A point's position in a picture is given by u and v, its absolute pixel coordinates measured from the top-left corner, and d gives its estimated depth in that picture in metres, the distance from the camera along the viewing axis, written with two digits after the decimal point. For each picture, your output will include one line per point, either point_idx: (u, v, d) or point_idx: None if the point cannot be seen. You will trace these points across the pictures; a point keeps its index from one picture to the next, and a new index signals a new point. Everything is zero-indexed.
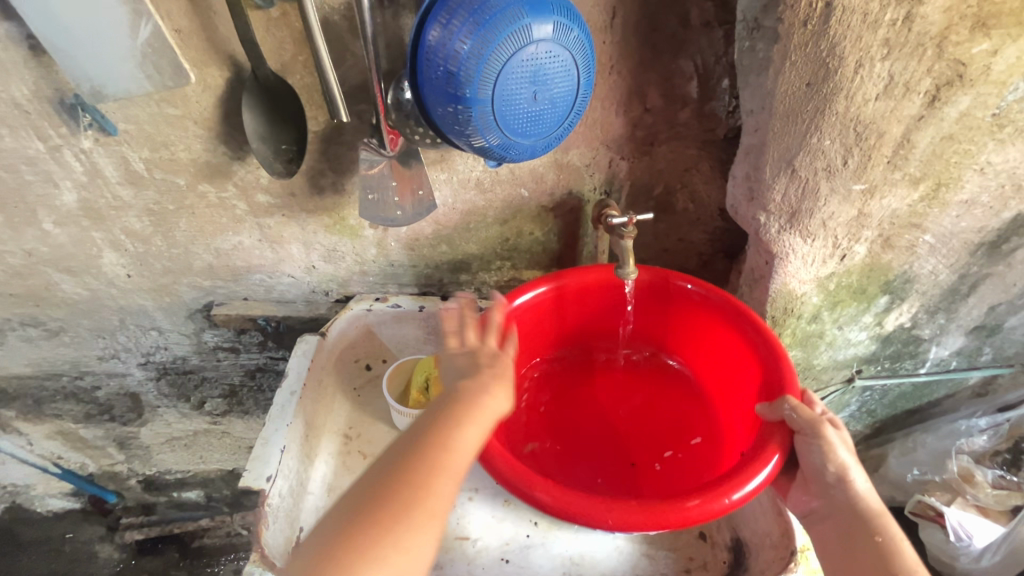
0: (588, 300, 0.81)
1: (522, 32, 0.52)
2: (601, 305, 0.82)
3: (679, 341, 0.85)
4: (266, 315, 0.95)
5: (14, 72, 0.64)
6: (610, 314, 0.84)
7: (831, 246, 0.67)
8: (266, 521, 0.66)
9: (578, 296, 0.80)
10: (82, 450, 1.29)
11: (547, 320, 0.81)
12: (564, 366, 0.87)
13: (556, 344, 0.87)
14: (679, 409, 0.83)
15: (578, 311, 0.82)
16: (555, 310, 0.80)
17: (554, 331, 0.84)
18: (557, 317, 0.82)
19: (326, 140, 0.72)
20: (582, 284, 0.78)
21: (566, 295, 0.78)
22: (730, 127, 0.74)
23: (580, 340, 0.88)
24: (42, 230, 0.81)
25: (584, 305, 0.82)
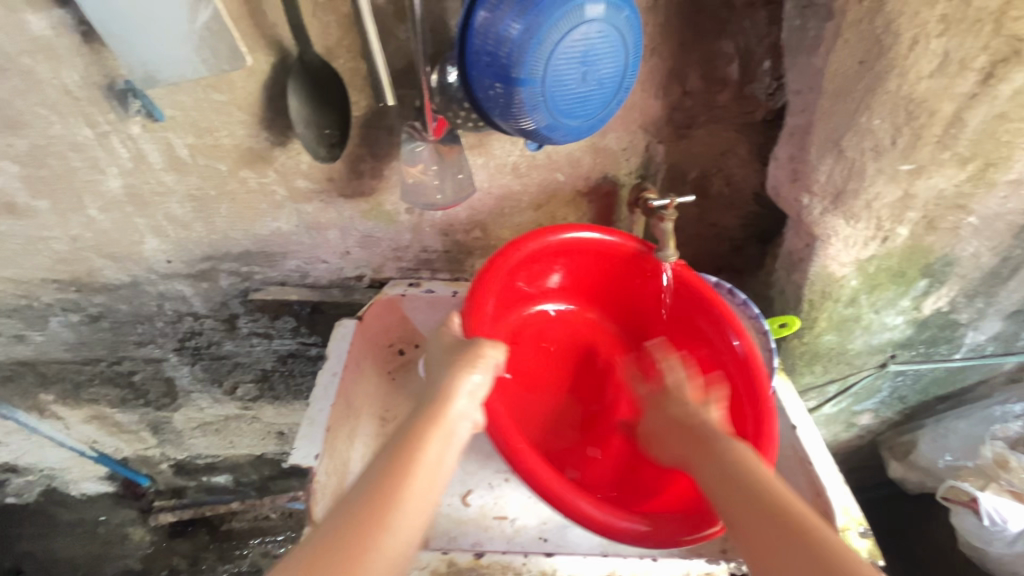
0: (611, 261, 0.81)
1: (574, 12, 0.52)
2: (623, 272, 0.82)
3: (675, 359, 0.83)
4: (301, 300, 0.96)
5: (66, 59, 0.65)
6: (627, 284, 0.84)
7: (873, 227, 0.67)
8: (315, 498, 0.68)
9: (607, 254, 0.80)
10: (116, 433, 1.32)
11: (568, 262, 0.82)
12: (567, 321, 0.87)
13: (568, 292, 0.87)
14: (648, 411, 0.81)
15: (600, 266, 0.83)
16: (582, 258, 0.81)
17: (572, 278, 0.84)
18: (585, 270, 0.83)
19: (367, 125, 0.73)
20: (607, 244, 0.79)
21: (591, 248, 0.79)
22: (769, 109, 0.74)
23: (593, 301, 0.87)
24: (87, 216, 0.83)
25: (607, 264, 0.82)
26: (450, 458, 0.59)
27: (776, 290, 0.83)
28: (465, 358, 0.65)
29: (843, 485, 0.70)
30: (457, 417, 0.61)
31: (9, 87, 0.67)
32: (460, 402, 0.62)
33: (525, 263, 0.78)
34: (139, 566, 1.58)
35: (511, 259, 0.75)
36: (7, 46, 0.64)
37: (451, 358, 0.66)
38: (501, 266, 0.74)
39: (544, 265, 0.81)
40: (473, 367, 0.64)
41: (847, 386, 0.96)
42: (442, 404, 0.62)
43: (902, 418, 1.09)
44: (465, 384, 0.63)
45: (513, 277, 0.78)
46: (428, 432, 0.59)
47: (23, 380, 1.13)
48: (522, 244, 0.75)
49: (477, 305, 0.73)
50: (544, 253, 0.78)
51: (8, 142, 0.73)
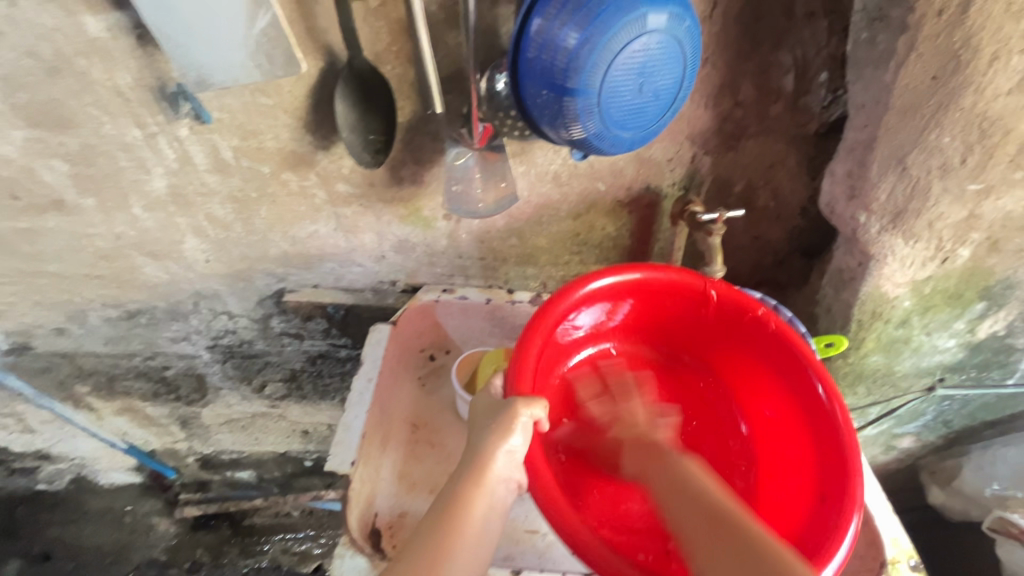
0: (672, 300, 0.77)
1: (636, 22, 0.51)
2: (686, 309, 0.78)
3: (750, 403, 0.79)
4: (334, 303, 0.96)
5: (120, 60, 0.66)
6: (691, 322, 0.80)
7: (933, 247, 0.67)
8: (350, 505, 0.69)
9: (666, 291, 0.77)
10: (147, 426, 1.34)
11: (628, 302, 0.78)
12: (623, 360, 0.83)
13: (629, 333, 0.83)
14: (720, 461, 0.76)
15: (663, 305, 0.79)
16: (640, 296, 0.78)
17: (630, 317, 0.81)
18: (646, 307, 0.79)
19: (411, 131, 0.72)
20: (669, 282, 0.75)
21: (655, 288, 0.76)
22: (822, 122, 0.72)
23: (655, 338, 0.84)
24: (131, 215, 0.84)
25: (669, 303, 0.78)
26: (492, 522, 0.62)
27: (821, 308, 0.81)
28: (502, 421, 0.63)
29: (893, 514, 0.67)
30: (498, 482, 0.62)
31: (65, 87, 0.69)
32: (499, 466, 0.62)
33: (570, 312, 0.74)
34: (164, 558, 1.53)
35: (556, 310, 0.71)
36: (65, 47, 0.65)
37: (489, 419, 0.65)
38: (545, 322, 0.70)
39: (603, 304, 0.77)
40: (510, 432, 0.62)
41: (891, 409, 0.93)
42: (480, 469, 0.62)
43: (945, 443, 1.06)
44: (504, 447, 0.62)
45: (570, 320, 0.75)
46: (469, 499, 0.60)
47: (61, 371, 1.16)
48: (568, 295, 0.72)
49: (526, 347, 0.69)
50: (604, 294, 0.75)
51: (60, 140, 0.74)
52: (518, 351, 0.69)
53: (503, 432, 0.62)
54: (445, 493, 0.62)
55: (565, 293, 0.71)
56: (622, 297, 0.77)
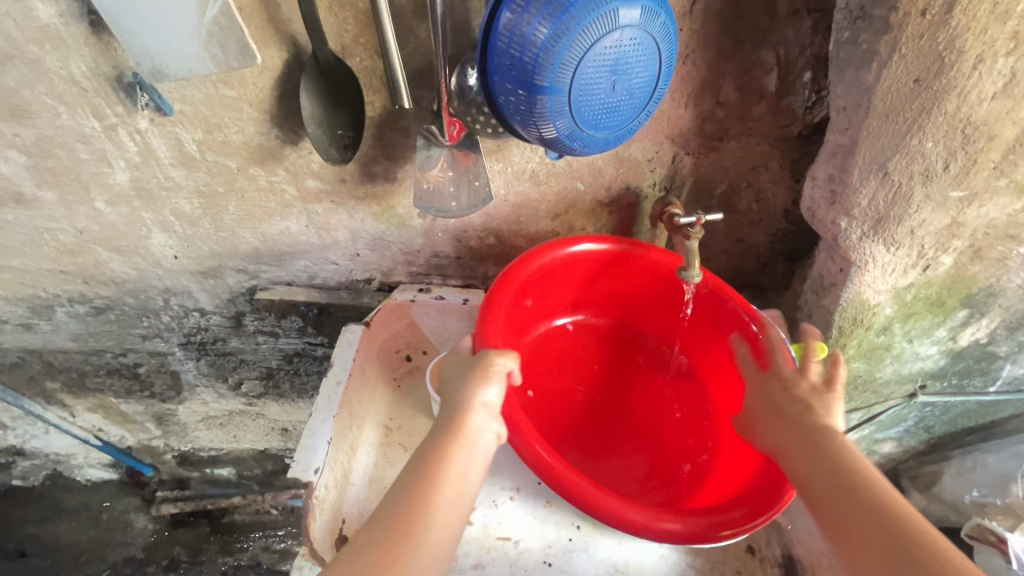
0: (628, 271, 0.80)
1: (608, 17, 0.49)
2: (640, 280, 0.81)
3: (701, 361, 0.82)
4: (308, 302, 0.94)
5: (73, 48, 0.63)
6: (641, 293, 0.83)
7: (915, 255, 0.66)
8: (314, 514, 0.67)
9: (618, 264, 0.79)
10: (121, 423, 1.31)
11: (581, 276, 0.81)
12: (583, 334, 0.86)
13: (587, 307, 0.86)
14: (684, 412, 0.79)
15: (618, 278, 0.81)
16: (588, 271, 0.80)
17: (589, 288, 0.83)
18: (599, 280, 0.82)
19: (382, 126, 0.70)
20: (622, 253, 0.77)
21: (608, 259, 0.78)
22: (806, 124, 0.70)
23: (606, 313, 0.86)
24: (94, 209, 0.81)
25: (616, 273, 0.80)
26: (473, 473, 0.58)
27: (801, 313, 0.80)
28: (477, 373, 0.63)
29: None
30: (477, 436, 0.59)
31: (16, 76, 0.65)
32: (477, 416, 0.60)
33: (528, 285, 0.76)
34: (141, 555, 1.47)
35: (520, 276, 0.74)
36: (15, 32, 0.61)
37: (463, 373, 0.64)
38: (506, 289, 0.73)
39: (557, 280, 0.80)
40: (487, 381, 0.62)
41: (872, 416, 0.92)
42: (460, 419, 0.60)
43: (926, 448, 1.05)
44: (480, 398, 0.61)
45: (527, 294, 0.78)
46: (450, 448, 0.57)
47: (30, 367, 1.12)
48: (532, 259, 0.74)
49: (489, 312, 0.71)
50: (558, 268, 0.77)
51: (15, 131, 0.71)
52: (483, 318, 0.70)
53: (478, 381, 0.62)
54: (422, 448, 0.59)
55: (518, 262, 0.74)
56: (577, 270, 0.79)
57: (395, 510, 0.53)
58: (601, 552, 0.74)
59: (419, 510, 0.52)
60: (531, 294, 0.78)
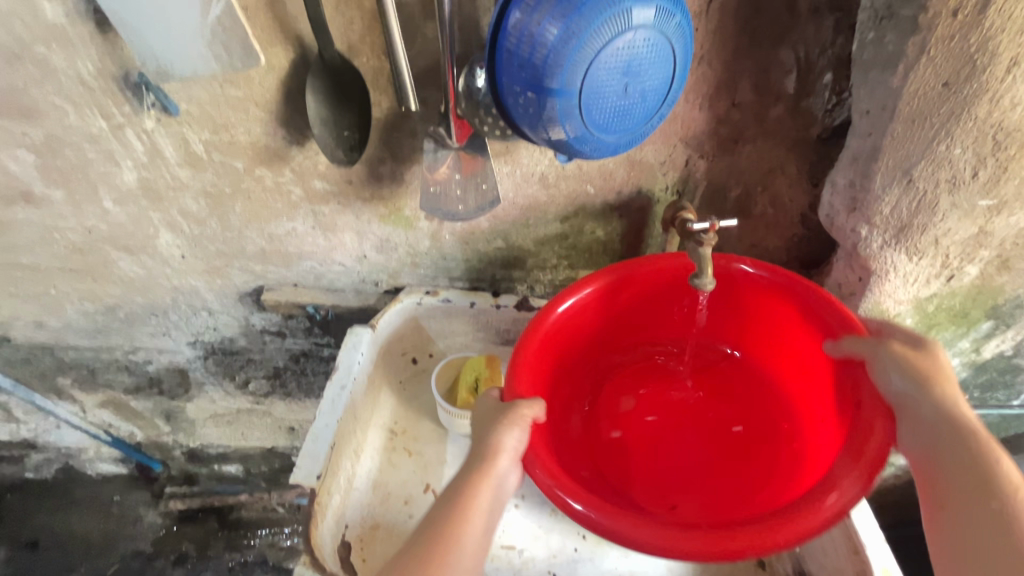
0: (660, 288, 0.75)
1: (621, 16, 0.47)
2: (670, 298, 0.77)
3: (758, 341, 0.78)
4: (315, 303, 0.93)
5: (80, 47, 0.63)
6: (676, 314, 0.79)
7: (939, 265, 0.64)
8: (317, 518, 0.66)
9: (642, 285, 0.74)
10: (131, 419, 1.31)
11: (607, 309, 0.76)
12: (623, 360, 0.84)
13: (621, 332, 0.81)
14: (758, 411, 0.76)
15: (649, 301, 0.77)
16: (605, 307, 0.75)
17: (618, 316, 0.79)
18: (625, 308, 0.77)
19: (388, 127, 0.68)
20: (647, 275, 0.73)
21: (636, 281, 0.73)
22: (825, 127, 0.68)
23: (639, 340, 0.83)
24: (102, 208, 0.81)
25: (634, 301, 0.76)
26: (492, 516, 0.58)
27: None
28: (508, 417, 0.59)
29: (884, 544, 0.64)
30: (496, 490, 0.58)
31: (25, 74, 0.65)
32: (506, 463, 0.58)
33: (559, 333, 0.72)
34: (150, 549, 1.48)
35: (545, 328, 0.69)
36: (22, 32, 0.61)
37: (493, 415, 0.61)
38: (531, 343, 0.68)
39: (586, 319, 0.75)
40: (512, 433, 0.58)
41: None
42: (482, 473, 0.57)
43: None
44: (507, 445, 0.58)
45: (559, 345, 0.73)
46: (471, 498, 0.56)
47: (42, 363, 1.13)
48: (550, 310, 0.69)
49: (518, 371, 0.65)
50: (584, 308, 0.73)
51: (24, 130, 0.71)
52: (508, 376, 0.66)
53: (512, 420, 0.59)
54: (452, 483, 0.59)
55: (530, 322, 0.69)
56: (597, 307, 0.74)
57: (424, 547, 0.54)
58: (609, 564, 0.72)
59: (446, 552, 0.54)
60: (559, 347, 0.73)
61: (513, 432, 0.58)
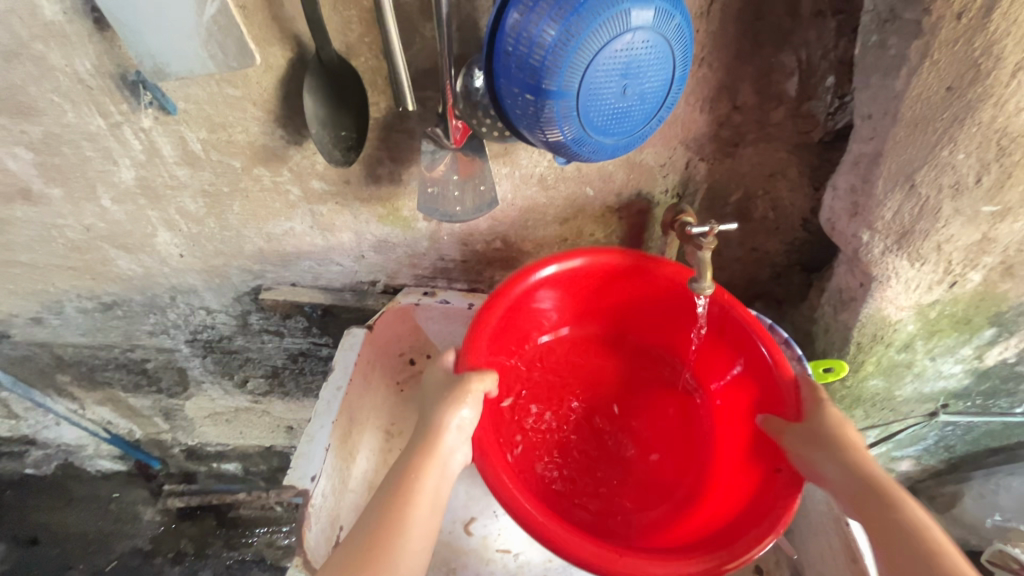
0: (632, 281, 0.76)
1: (619, 18, 0.47)
2: (638, 293, 0.77)
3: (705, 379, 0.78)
4: (313, 302, 0.93)
5: (77, 45, 0.62)
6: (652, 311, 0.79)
7: (941, 271, 0.63)
8: (309, 522, 0.66)
9: (619, 274, 0.75)
10: (130, 417, 1.31)
11: (577, 288, 0.77)
12: (576, 347, 0.82)
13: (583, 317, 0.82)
14: (676, 451, 0.75)
15: (618, 292, 0.78)
16: (599, 282, 0.76)
17: (585, 301, 0.79)
18: (597, 292, 0.78)
19: (386, 127, 0.68)
20: (622, 264, 0.73)
21: (606, 269, 0.74)
22: (827, 130, 0.67)
23: (615, 327, 0.83)
24: (100, 206, 0.81)
25: (621, 287, 0.77)
26: (444, 491, 0.59)
27: (817, 328, 0.78)
28: (452, 393, 0.62)
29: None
30: (446, 462, 0.59)
31: (23, 73, 0.65)
32: (451, 439, 0.60)
33: (525, 298, 0.73)
34: (148, 547, 1.48)
35: (513, 291, 0.71)
36: (19, 30, 0.61)
37: (439, 390, 0.63)
38: (497, 307, 0.69)
39: (558, 291, 0.76)
40: (461, 403, 0.61)
41: (890, 434, 0.92)
42: (431, 443, 0.59)
43: (946, 467, 1.05)
44: (453, 420, 0.60)
45: (520, 309, 0.74)
46: (421, 469, 0.58)
47: (41, 360, 1.13)
48: (518, 280, 0.71)
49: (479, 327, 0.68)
50: (554, 281, 0.74)
51: (22, 128, 0.71)
52: (469, 337, 0.68)
53: (455, 395, 0.61)
54: (397, 464, 0.59)
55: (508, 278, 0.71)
56: (575, 281, 0.75)
57: (370, 526, 0.54)
58: None
59: (391, 529, 0.54)
60: (521, 312, 0.75)
61: (455, 408, 0.61)
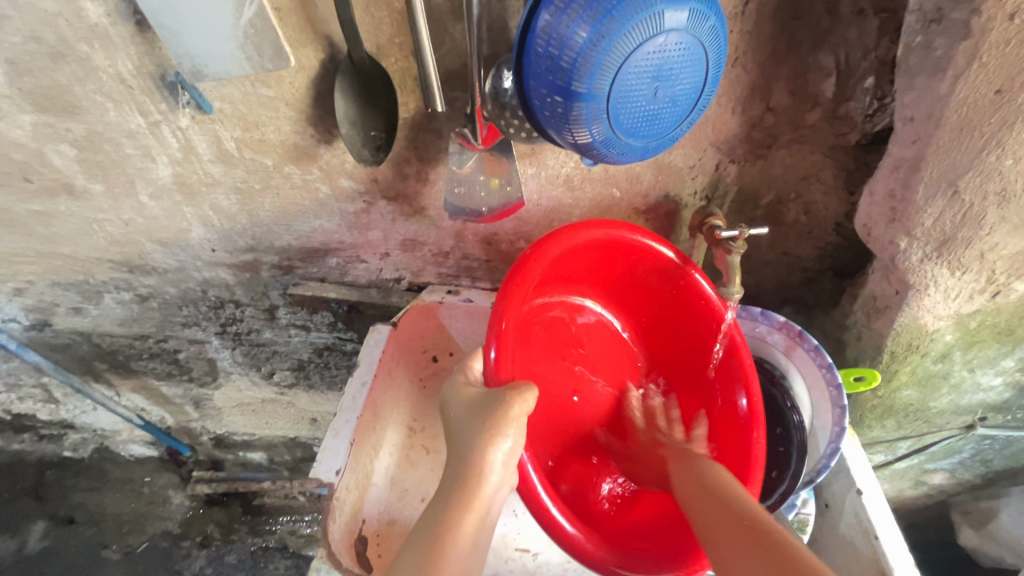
0: (648, 274, 0.73)
1: (653, 20, 0.46)
2: (653, 289, 0.75)
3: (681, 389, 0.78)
4: (338, 298, 0.95)
5: (120, 47, 0.64)
6: (664, 302, 0.75)
7: (983, 280, 0.62)
8: (334, 516, 0.67)
9: (641, 264, 0.72)
10: (162, 404, 1.35)
11: (605, 263, 0.73)
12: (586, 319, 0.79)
13: (596, 292, 0.78)
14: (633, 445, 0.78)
15: (636, 281, 0.75)
16: (626, 265, 0.73)
17: (605, 276, 0.75)
18: (620, 272, 0.74)
19: (415, 127, 0.69)
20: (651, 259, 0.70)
21: (634, 256, 0.71)
22: (865, 133, 0.65)
23: (621, 307, 0.79)
24: (139, 202, 0.83)
25: (636, 275, 0.74)
26: (484, 531, 0.61)
27: (848, 335, 0.76)
28: (493, 425, 0.59)
29: (908, 553, 0.68)
30: (492, 490, 0.60)
31: (69, 73, 0.67)
32: (493, 476, 0.60)
33: (557, 262, 0.68)
34: (178, 530, 1.55)
35: (545, 256, 0.65)
36: (66, 31, 0.63)
37: (478, 418, 0.60)
38: (527, 278, 0.64)
39: (585, 260, 0.71)
40: (503, 434, 0.59)
41: (923, 446, 0.90)
42: (478, 480, 0.59)
43: (982, 481, 1.02)
44: (495, 456, 0.59)
45: (550, 271, 0.70)
46: (464, 512, 0.58)
47: (81, 348, 1.18)
48: (557, 240, 0.66)
49: (510, 291, 0.63)
50: (584, 249, 0.69)
51: (67, 126, 0.73)
52: (503, 292, 0.63)
53: (497, 428, 0.59)
54: (438, 505, 0.60)
55: (541, 241, 0.66)
56: (603, 253, 0.70)
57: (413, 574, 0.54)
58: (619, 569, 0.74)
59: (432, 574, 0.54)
60: (549, 274, 0.70)
61: (495, 445, 0.59)
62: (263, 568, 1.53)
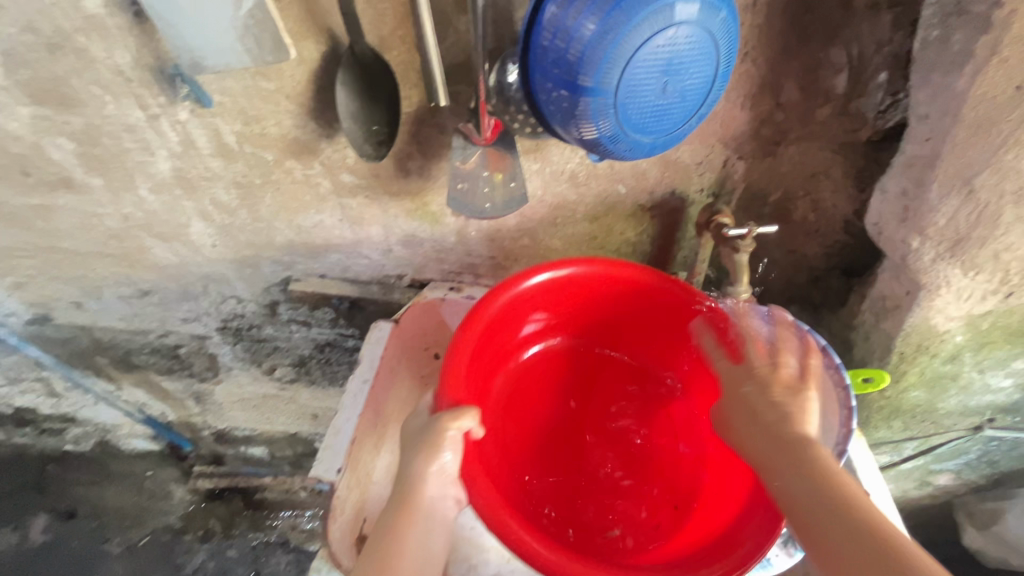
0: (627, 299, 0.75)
1: (663, 13, 0.45)
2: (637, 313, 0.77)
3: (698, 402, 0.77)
4: (340, 294, 0.94)
5: (118, 38, 0.63)
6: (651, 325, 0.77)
7: (996, 280, 0.62)
8: (334, 515, 0.69)
9: (613, 292, 0.75)
10: (163, 399, 1.35)
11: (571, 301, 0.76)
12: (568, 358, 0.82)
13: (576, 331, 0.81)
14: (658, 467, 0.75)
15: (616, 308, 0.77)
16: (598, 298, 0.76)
17: (577, 314, 0.79)
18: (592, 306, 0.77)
19: (417, 122, 0.68)
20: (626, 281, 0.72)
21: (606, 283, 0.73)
22: (876, 130, 0.64)
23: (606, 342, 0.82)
24: (138, 196, 0.82)
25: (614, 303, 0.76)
26: (433, 539, 0.62)
27: (856, 335, 0.76)
28: (428, 441, 0.61)
29: None
30: (433, 499, 0.61)
31: (66, 65, 0.66)
32: (432, 487, 0.61)
33: (515, 307, 0.72)
34: (178, 524, 1.54)
35: (488, 311, 0.69)
36: (63, 22, 0.62)
37: (415, 436, 0.62)
38: (480, 320, 0.68)
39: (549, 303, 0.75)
40: (438, 449, 0.60)
41: (929, 447, 0.89)
42: (414, 490, 0.61)
43: (987, 483, 1.01)
44: (433, 469, 0.61)
45: (510, 320, 0.74)
46: (405, 524, 0.60)
47: (81, 343, 1.17)
48: (504, 291, 0.70)
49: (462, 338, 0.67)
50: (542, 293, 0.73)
51: (65, 119, 0.72)
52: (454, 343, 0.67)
53: (431, 443, 0.61)
54: (382, 518, 0.62)
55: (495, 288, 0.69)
56: (569, 292, 0.74)
57: None
58: None
59: None
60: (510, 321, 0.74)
61: (431, 458, 0.60)
62: (264, 562, 1.51)
